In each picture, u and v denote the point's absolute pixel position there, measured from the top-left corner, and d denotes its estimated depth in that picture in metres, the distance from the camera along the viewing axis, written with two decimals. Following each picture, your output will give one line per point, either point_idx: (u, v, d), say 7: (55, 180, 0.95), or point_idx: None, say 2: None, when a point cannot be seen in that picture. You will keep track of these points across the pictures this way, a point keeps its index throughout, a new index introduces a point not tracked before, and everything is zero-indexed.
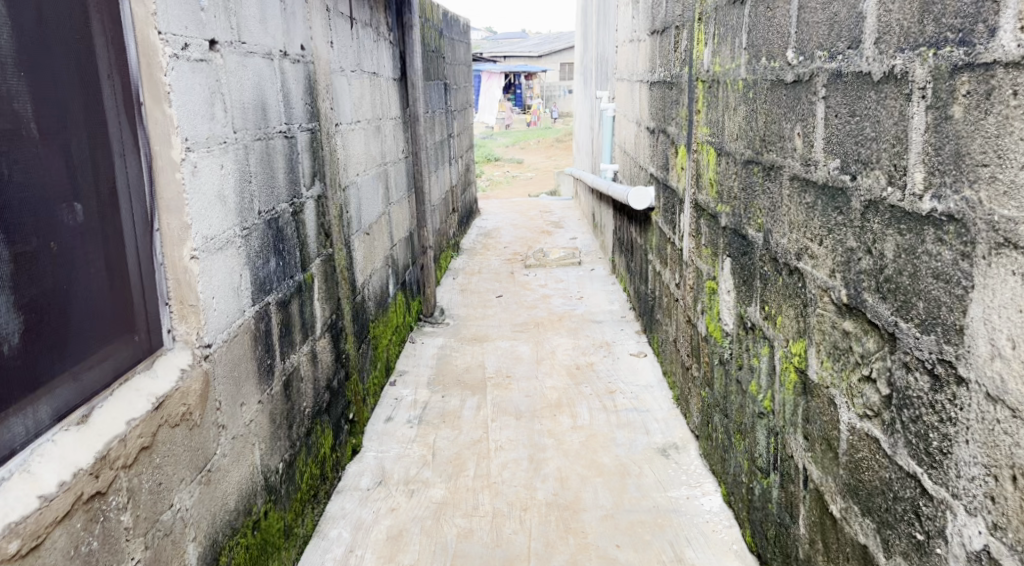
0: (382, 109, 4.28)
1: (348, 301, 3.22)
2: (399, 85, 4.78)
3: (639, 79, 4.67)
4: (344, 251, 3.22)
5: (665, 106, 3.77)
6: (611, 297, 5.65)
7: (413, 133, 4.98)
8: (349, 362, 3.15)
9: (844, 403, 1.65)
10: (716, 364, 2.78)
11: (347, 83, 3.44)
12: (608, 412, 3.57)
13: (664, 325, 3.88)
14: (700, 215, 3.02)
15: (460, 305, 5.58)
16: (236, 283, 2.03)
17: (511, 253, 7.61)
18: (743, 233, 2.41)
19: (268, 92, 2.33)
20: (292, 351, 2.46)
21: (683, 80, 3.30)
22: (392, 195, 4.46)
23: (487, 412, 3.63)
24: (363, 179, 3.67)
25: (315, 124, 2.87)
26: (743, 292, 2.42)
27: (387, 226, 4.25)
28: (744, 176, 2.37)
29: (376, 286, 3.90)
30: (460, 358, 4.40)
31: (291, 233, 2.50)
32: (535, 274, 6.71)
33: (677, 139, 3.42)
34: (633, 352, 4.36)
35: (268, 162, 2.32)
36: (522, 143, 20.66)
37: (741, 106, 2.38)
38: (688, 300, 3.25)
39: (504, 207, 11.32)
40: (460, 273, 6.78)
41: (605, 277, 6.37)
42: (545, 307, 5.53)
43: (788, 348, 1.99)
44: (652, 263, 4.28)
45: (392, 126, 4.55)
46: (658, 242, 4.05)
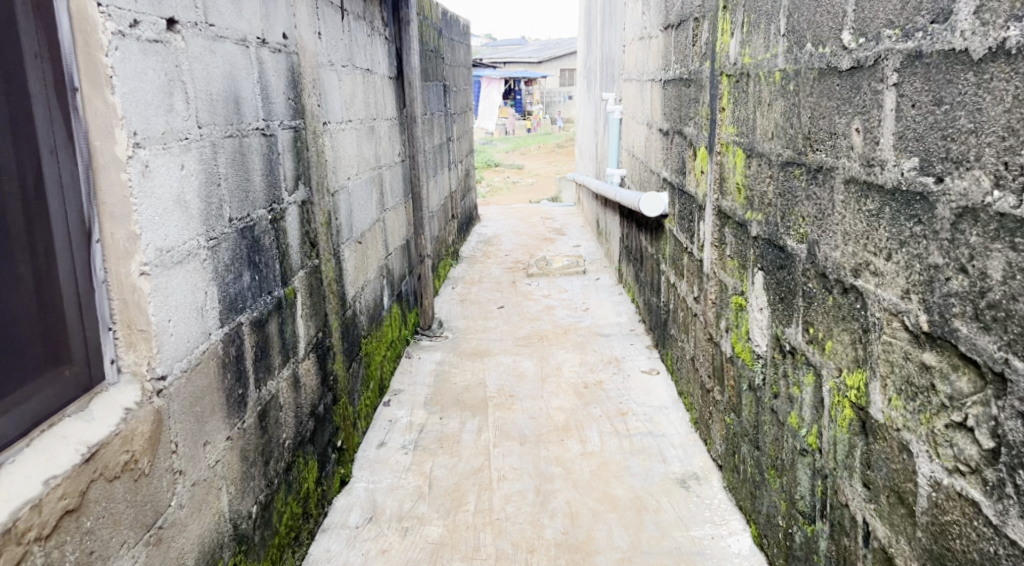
0: (376, 108, 4.00)
1: (337, 317, 2.94)
2: (395, 84, 4.50)
3: (650, 78, 4.41)
4: (333, 262, 2.94)
5: (681, 106, 3.50)
6: (618, 308, 5.37)
7: (409, 135, 4.70)
8: (337, 384, 2.87)
9: (924, 453, 1.36)
10: (744, 389, 2.51)
11: (337, 78, 3.17)
12: (620, 437, 3.29)
13: (680, 341, 3.61)
14: (724, 223, 2.76)
15: (460, 317, 5.30)
16: (200, 302, 1.75)
17: (512, 262, 7.33)
18: (780, 244, 2.14)
19: (242, 83, 2.06)
20: (269, 377, 2.17)
21: (703, 76, 3.04)
22: (388, 201, 4.18)
23: (489, 436, 3.34)
24: (355, 183, 3.40)
25: (299, 122, 2.59)
26: (780, 310, 2.14)
27: (382, 235, 3.97)
28: (782, 180, 2.10)
29: (369, 298, 3.63)
30: (460, 375, 4.12)
31: (269, 243, 2.22)
32: (538, 283, 6.44)
33: (697, 140, 3.16)
34: (645, 369, 4.08)
35: (241, 163, 2.04)
36: (523, 149, 20.39)
37: (778, 101, 2.11)
38: (709, 316, 2.97)
39: (505, 214, 11.05)
40: (460, 283, 6.51)
41: (612, 287, 6.09)
42: (549, 319, 5.25)
43: (840, 380, 1.71)
44: (665, 274, 4.01)
45: (387, 128, 4.27)
46: (673, 252, 3.78)
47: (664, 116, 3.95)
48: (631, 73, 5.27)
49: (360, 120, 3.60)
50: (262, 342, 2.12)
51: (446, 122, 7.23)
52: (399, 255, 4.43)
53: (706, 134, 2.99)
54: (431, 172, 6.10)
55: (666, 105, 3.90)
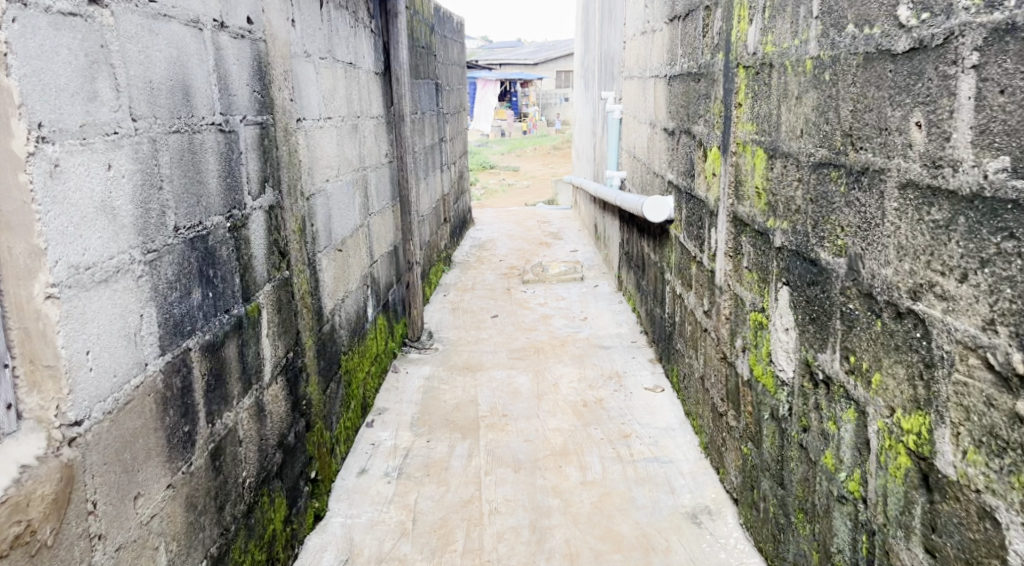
0: (360, 105, 3.73)
1: (312, 335, 2.66)
2: (381, 80, 4.23)
3: (654, 74, 4.15)
4: (308, 273, 2.67)
5: (689, 103, 3.25)
6: (619, 318, 5.10)
7: (397, 135, 4.43)
8: (312, 408, 2.60)
9: (1018, 526, 1.10)
10: (765, 418, 2.24)
11: (314, 71, 2.90)
12: (624, 463, 3.03)
13: (687, 357, 3.34)
14: (741, 230, 2.50)
15: (451, 328, 5.03)
16: (133, 327, 1.47)
17: (507, 267, 7.06)
18: (811, 257, 1.88)
19: (193, 71, 1.79)
20: (227, 408, 1.90)
21: (716, 70, 2.78)
22: (373, 205, 3.91)
23: (480, 462, 3.07)
24: (334, 186, 3.12)
25: (264, 117, 2.32)
26: (811, 333, 1.88)
27: (366, 241, 3.70)
28: (814, 184, 1.83)
29: (352, 310, 3.35)
30: (450, 392, 3.85)
31: (226, 254, 1.95)
32: (534, 291, 6.17)
33: (708, 139, 2.89)
34: (648, 386, 3.81)
35: (191, 163, 1.77)
36: (519, 151, 20.13)
37: (809, 93, 1.85)
38: (722, 333, 2.71)
39: (500, 217, 10.79)
40: (452, 290, 6.24)
41: (611, 295, 5.83)
42: (546, 329, 4.98)
43: (892, 421, 1.45)
44: (670, 284, 3.75)
45: (373, 127, 4.00)
46: (679, 261, 3.52)
47: (670, 114, 3.70)
48: (632, 70, 5.02)
49: (341, 119, 3.33)
50: (217, 369, 1.84)
51: (439, 122, 6.96)
52: (386, 262, 4.16)
53: (719, 133, 2.74)
54: (422, 174, 5.83)
55: (671, 102, 3.65)
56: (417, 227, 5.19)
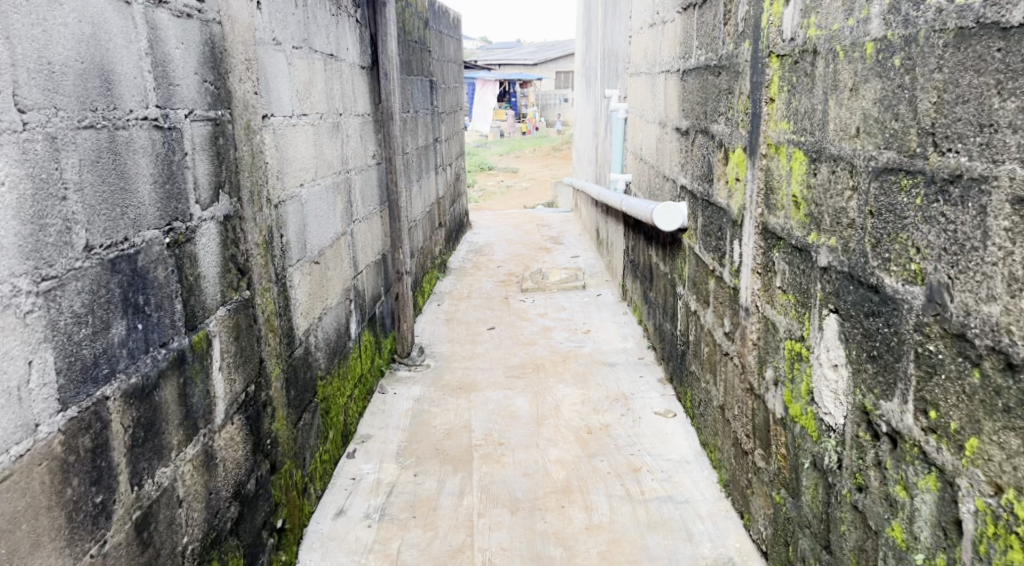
0: (343, 102, 3.40)
1: (280, 362, 2.33)
2: (368, 74, 3.90)
3: (664, 69, 3.83)
4: (275, 292, 2.33)
5: (707, 100, 2.92)
6: (624, 332, 4.77)
7: (386, 134, 4.10)
8: (280, 447, 2.26)
9: None
10: (804, 466, 1.92)
11: (286, 61, 2.57)
12: (634, 503, 2.70)
13: (704, 382, 3.02)
14: (773, 244, 2.16)
15: (445, 342, 4.70)
16: (14, 379, 1.15)
17: (504, 274, 6.73)
18: (871, 282, 1.55)
19: (115, 53, 1.46)
20: (163, 463, 1.57)
21: (740, 61, 2.46)
22: (356, 212, 3.58)
23: (473, 501, 2.74)
24: (310, 191, 2.80)
25: (219, 111, 1.98)
26: (871, 374, 1.55)
27: (348, 250, 3.37)
28: (876, 194, 1.51)
29: (331, 329, 3.02)
30: (441, 416, 3.52)
31: (164, 276, 1.62)
32: (533, 300, 5.84)
33: (731, 139, 2.57)
34: (659, 411, 3.48)
35: (114, 166, 1.44)
36: (518, 152, 19.79)
37: (870, 82, 1.53)
38: (748, 360, 2.38)
39: (498, 220, 10.45)
40: (446, 299, 5.91)
41: (615, 305, 5.49)
42: (546, 343, 4.65)
43: (1000, 505, 1.13)
44: (683, 298, 3.42)
45: (358, 126, 3.67)
46: (694, 274, 3.19)
47: (683, 112, 3.37)
48: (639, 67, 4.69)
49: (320, 116, 3.00)
50: (149, 417, 1.51)
51: (433, 122, 6.63)
52: (370, 272, 3.82)
53: (745, 133, 2.41)
54: (415, 178, 5.51)
55: (685, 100, 3.33)
56: (407, 233, 4.86)
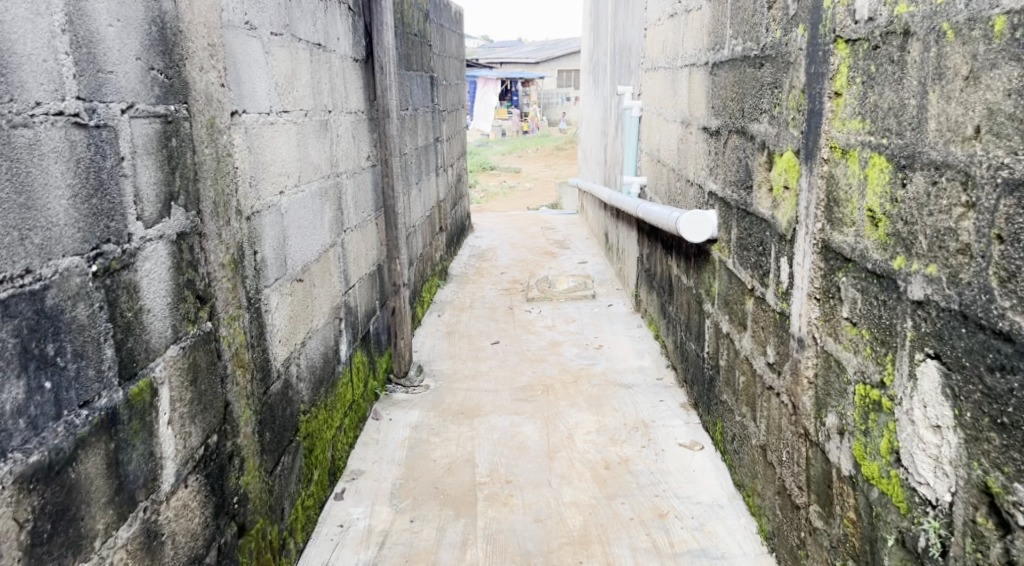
0: (332, 98, 3.05)
1: (252, 402, 1.98)
2: (362, 68, 3.55)
3: (689, 63, 3.49)
4: (246, 320, 1.98)
5: (745, 96, 2.58)
6: (639, 349, 4.42)
7: (382, 134, 3.76)
8: (252, 504, 1.92)
9: None
10: (885, 542, 1.57)
11: (264, 50, 2.23)
12: (663, 559, 2.36)
13: (740, 416, 2.67)
14: (838, 267, 1.82)
15: (446, 359, 4.35)
16: None
17: (508, 281, 6.39)
18: (998, 328, 1.20)
19: (12, 27, 1.11)
20: (82, 557, 1.22)
21: (791, 50, 2.12)
22: (347, 220, 3.24)
23: (478, 555, 2.40)
24: (293, 199, 2.45)
25: (170, 105, 1.62)
26: (997, 447, 1.20)
27: (338, 264, 3.03)
28: (1010, 214, 1.17)
29: (317, 354, 2.68)
30: (441, 446, 3.18)
31: (90, 314, 1.27)
32: (540, 310, 5.50)
33: (779, 141, 2.23)
34: (684, 443, 3.13)
35: (8, 176, 1.09)
36: (519, 152, 19.44)
37: (999, 68, 1.19)
38: (800, 400, 2.04)
39: (501, 223, 10.11)
40: (447, 309, 5.56)
41: (628, 317, 5.15)
42: (555, 361, 4.30)
43: None
44: (712, 318, 3.08)
45: (350, 124, 3.33)
46: (727, 292, 2.85)
47: (713, 110, 3.03)
48: (657, 61, 4.35)
49: (306, 114, 2.66)
50: (61, 502, 1.17)
51: (433, 121, 6.27)
52: (363, 286, 3.47)
53: (798, 133, 2.07)
54: (414, 180, 5.17)
55: (716, 96, 2.99)
56: (405, 240, 4.52)
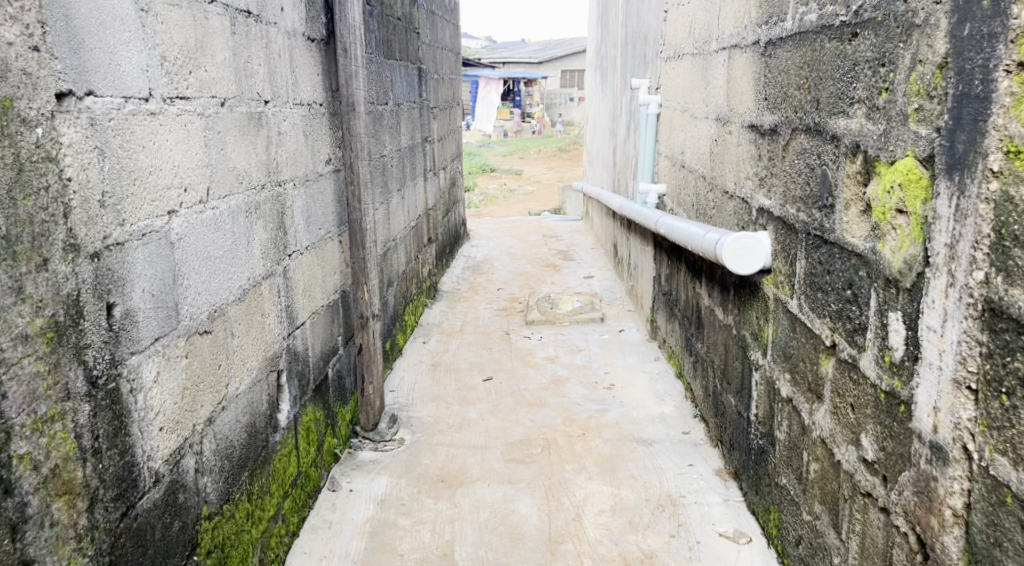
0: (271, 86, 2.37)
1: (92, 541, 1.31)
2: (318, 49, 2.85)
3: (728, 44, 2.81)
4: (86, 412, 1.30)
5: (823, 81, 1.89)
6: (658, 391, 3.73)
7: (346, 132, 3.06)
8: None
9: None
10: None
11: (139, 3, 1.54)
12: None
13: (809, 516, 1.98)
14: (1021, 348, 1.13)
15: (428, 402, 3.65)
16: None
17: (506, 301, 5.69)
18: None
19: None
20: None
21: (914, 7, 1.42)
22: (291, 243, 2.54)
23: None
24: (191, 220, 1.76)
25: None
26: None
27: (275, 300, 2.34)
28: None
29: (236, 429, 1.99)
30: (413, 533, 2.49)
31: None
32: (540, 337, 4.81)
33: (887, 141, 1.54)
34: (724, 531, 2.44)
35: None
36: (521, 154, 18.71)
37: None
38: (933, 537, 1.35)
39: (499, 229, 9.40)
40: (434, 334, 4.86)
41: (642, 347, 4.45)
42: (557, 405, 3.60)
43: None
44: (763, 372, 2.39)
45: (299, 120, 2.64)
46: (789, 343, 2.16)
47: (766, 103, 2.34)
48: (682, 48, 3.67)
49: (223, 103, 1.97)
50: None
51: (421, 118, 5.56)
52: (316, 324, 2.78)
53: (927, 130, 1.38)
54: (395, 186, 4.49)
55: (770, 85, 2.30)
56: (379, 259, 3.81)
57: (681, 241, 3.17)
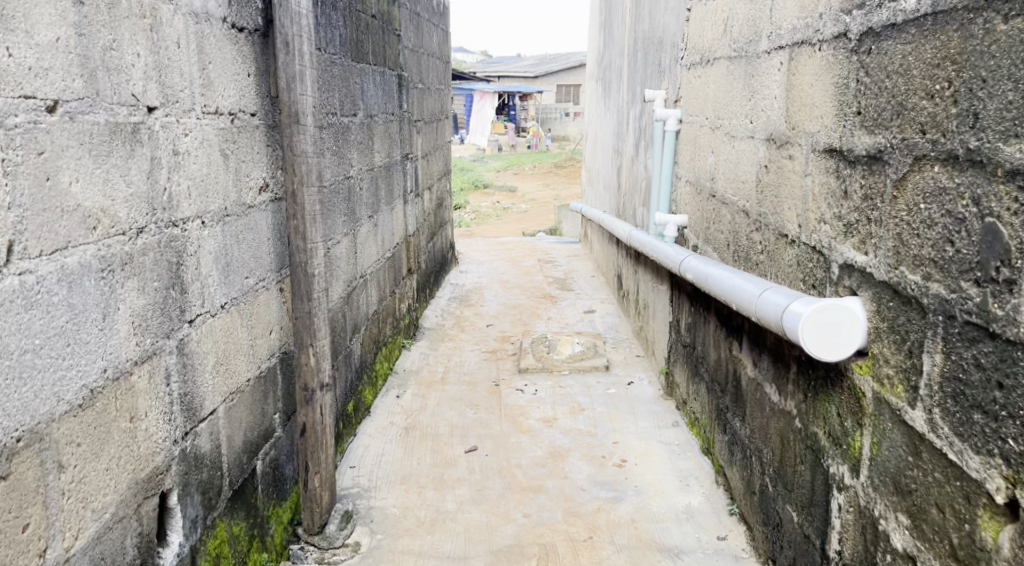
0: (164, 86, 1.68)
1: None
2: (245, 41, 2.16)
3: (791, 42, 2.13)
4: None
5: (992, 85, 1.21)
6: (681, 471, 3.04)
7: (287, 150, 2.36)
8: None
9: None
10: None
11: None
12: None
13: None
14: None
15: (396, 484, 2.94)
16: None
17: (496, 342, 4.99)
18: None
19: None
20: None
21: None
22: (194, 304, 1.83)
23: None
24: None
25: None
26: None
27: (160, 392, 1.63)
28: None
29: None
30: None
31: None
32: (535, 389, 4.11)
33: None
34: None
35: None
36: (516, 170, 18.06)
37: None
38: None
39: (491, 253, 8.70)
40: (411, 385, 4.15)
41: (657, 407, 3.76)
42: (557, 490, 2.90)
43: None
44: (853, 496, 1.70)
45: (214, 134, 1.95)
46: (905, 470, 1.47)
47: (863, 119, 1.66)
48: (716, 53, 3.00)
49: (53, 108, 1.28)
50: None
51: (401, 132, 4.87)
52: (236, 407, 2.08)
53: None
54: (365, 213, 3.80)
55: (871, 92, 1.63)
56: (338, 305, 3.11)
57: (718, 294, 2.49)
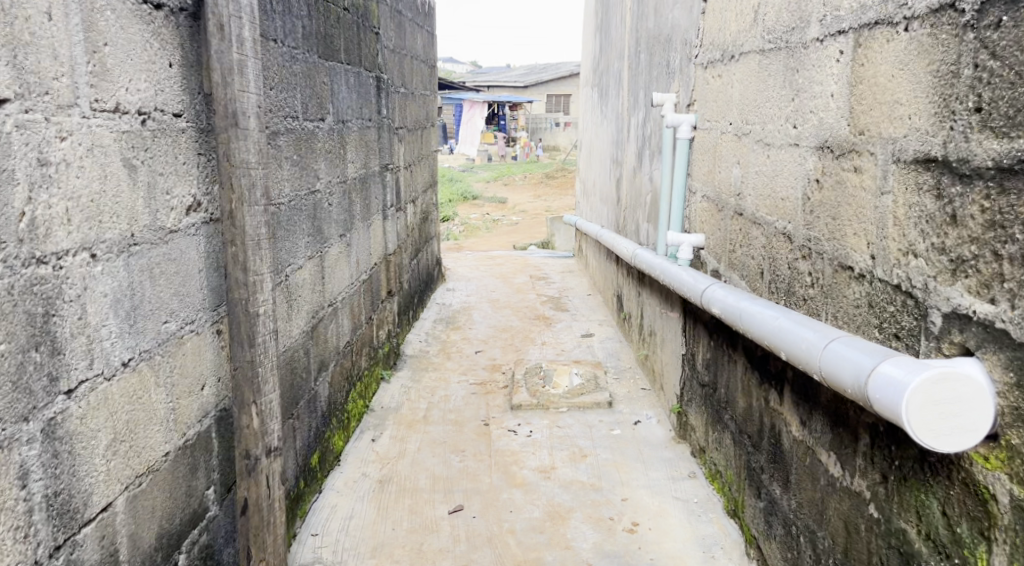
0: (23, 72, 1.22)
1: None
2: (165, 21, 1.71)
3: (856, 26, 1.69)
4: None
5: None
6: (703, 538, 2.58)
7: (224, 160, 1.90)
8: None
9: None
10: None
11: None
12: None
13: None
14: None
15: (366, 560, 2.49)
16: None
17: (485, 372, 4.52)
18: None
19: None
20: None
21: None
22: (76, 368, 1.36)
23: None
24: None
25: None
26: None
27: (9, 501, 1.18)
28: None
29: None
30: None
31: None
32: (530, 429, 3.65)
33: None
34: None
35: None
36: (505, 180, 17.62)
37: None
38: None
39: (480, 269, 8.22)
40: (389, 425, 3.68)
41: (669, 452, 3.31)
42: None
43: None
44: None
45: (112, 139, 1.49)
46: None
47: (988, 118, 1.22)
48: (743, 47, 2.57)
49: None
50: None
51: (380, 140, 4.41)
52: (147, 494, 1.60)
53: None
54: (334, 232, 3.34)
55: (1000, 80, 1.19)
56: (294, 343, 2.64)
57: (756, 336, 2.04)
